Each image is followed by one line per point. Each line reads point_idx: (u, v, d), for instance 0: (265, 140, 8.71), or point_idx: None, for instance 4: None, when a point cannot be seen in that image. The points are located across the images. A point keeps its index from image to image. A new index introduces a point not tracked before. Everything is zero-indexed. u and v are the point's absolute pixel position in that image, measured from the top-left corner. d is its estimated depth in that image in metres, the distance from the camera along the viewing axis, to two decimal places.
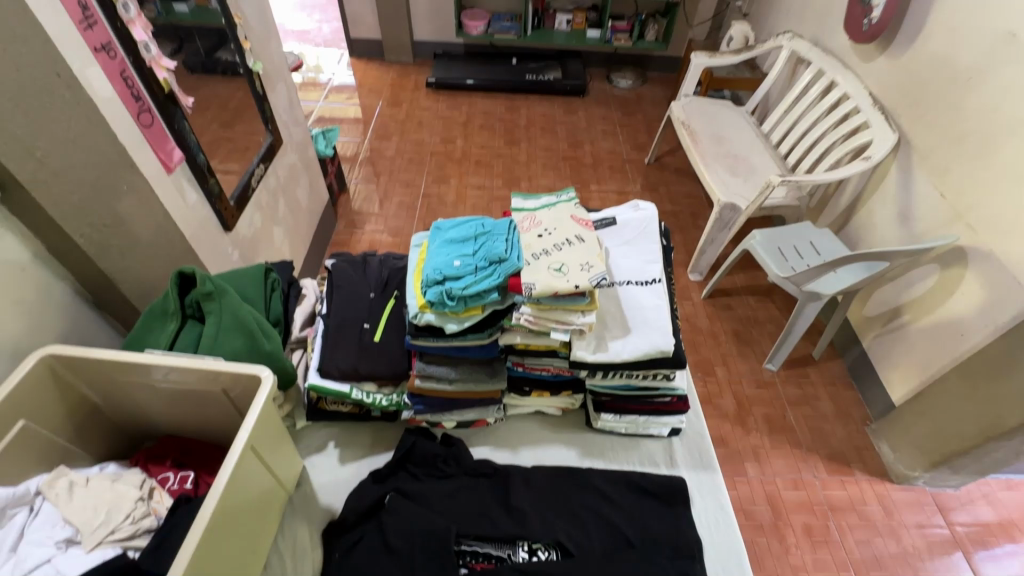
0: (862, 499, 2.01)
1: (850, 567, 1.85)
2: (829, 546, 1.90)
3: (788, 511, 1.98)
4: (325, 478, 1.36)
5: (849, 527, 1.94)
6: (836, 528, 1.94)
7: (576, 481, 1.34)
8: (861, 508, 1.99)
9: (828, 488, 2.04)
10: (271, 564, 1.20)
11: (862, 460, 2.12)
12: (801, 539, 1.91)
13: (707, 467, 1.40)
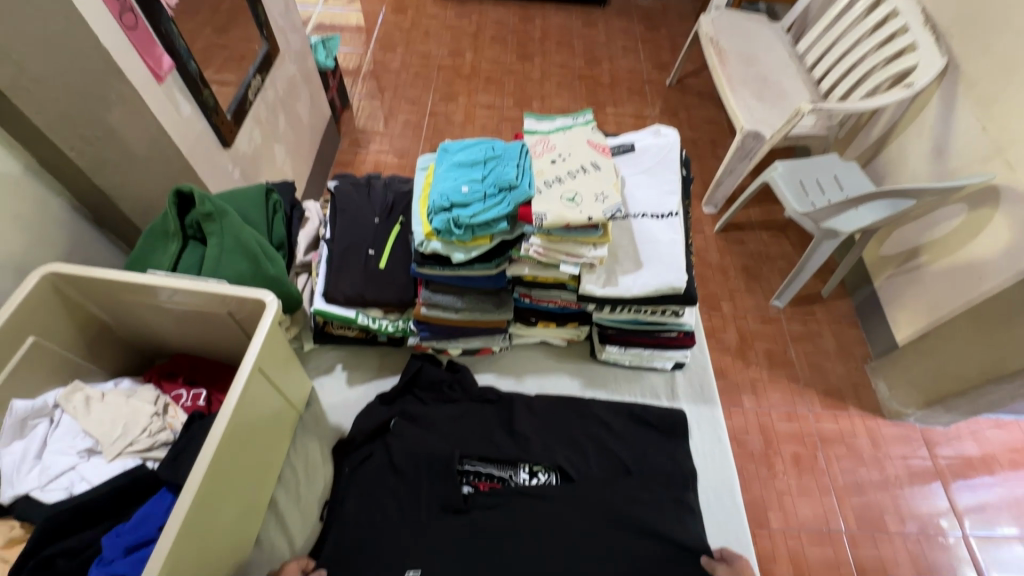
0: (852, 432, 2.08)
1: (832, 493, 1.95)
2: (814, 474, 1.99)
3: (779, 441, 2.05)
4: (335, 398, 1.40)
5: (836, 457, 2.03)
6: (824, 459, 2.02)
7: (578, 410, 1.38)
8: (850, 441, 2.06)
9: (820, 421, 2.10)
10: (285, 475, 1.27)
11: (857, 396, 2.16)
12: (788, 466, 2.00)
13: (707, 400, 1.42)
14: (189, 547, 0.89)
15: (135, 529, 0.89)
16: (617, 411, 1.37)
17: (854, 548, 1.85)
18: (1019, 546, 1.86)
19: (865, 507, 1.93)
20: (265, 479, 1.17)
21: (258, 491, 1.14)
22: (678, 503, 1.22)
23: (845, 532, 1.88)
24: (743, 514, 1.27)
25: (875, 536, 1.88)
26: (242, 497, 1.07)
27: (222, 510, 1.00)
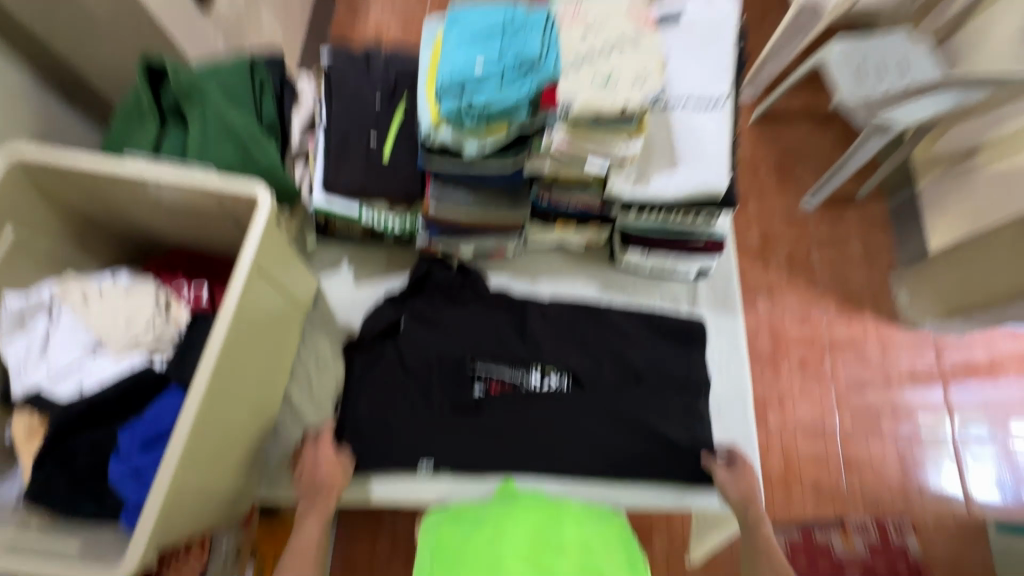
0: (864, 338, 2.06)
1: (832, 394, 1.99)
2: (819, 378, 2.01)
3: (788, 346, 2.05)
4: (342, 297, 1.34)
5: (842, 361, 2.03)
6: (831, 364, 2.03)
7: (593, 316, 1.32)
8: (860, 346, 2.05)
9: (833, 326, 2.07)
10: (297, 371, 1.27)
11: (875, 302, 2.10)
12: (793, 368, 2.02)
13: (729, 309, 1.36)
14: (201, 446, 0.89)
15: (154, 421, 0.90)
16: (635, 317, 1.32)
17: (846, 446, 1.94)
18: (992, 449, 1.93)
19: (863, 410, 1.98)
20: (275, 375, 1.16)
21: (269, 387, 1.14)
22: (688, 410, 1.23)
23: (839, 431, 1.96)
24: (753, 422, 1.27)
25: (868, 436, 1.96)
26: (253, 394, 1.07)
27: (232, 408, 0.99)
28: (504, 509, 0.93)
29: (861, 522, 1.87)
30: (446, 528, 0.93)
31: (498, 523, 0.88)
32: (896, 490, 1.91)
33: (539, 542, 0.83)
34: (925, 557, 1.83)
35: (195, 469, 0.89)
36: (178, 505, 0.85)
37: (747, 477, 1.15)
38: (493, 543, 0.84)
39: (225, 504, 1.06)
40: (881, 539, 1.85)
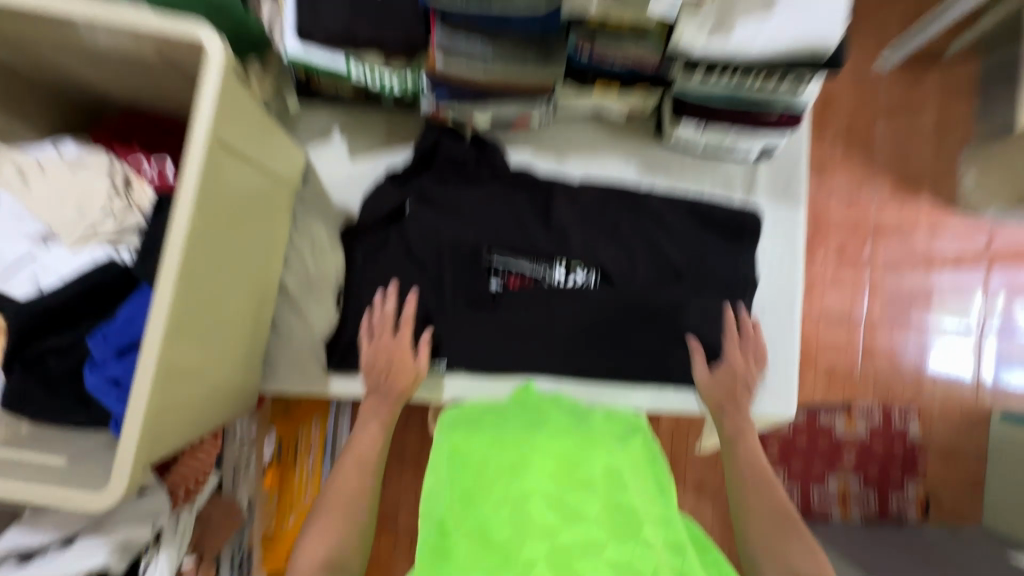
0: (914, 224, 1.85)
1: (866, 284, 1.85)
2: (855, 268, 1.86)
3: (829, 232, 1.86)
4: (334, 171, 1.13)
5: (884, 247, 1.86)
6: (871, 253, 1.85)
7: (630, 203, 1.13)
8: (907, 232, 1.86)
9: (882, 210, 1.85)
10: (290, 260, 1.11)
11: (936, 183, 1.86)
12: (829, 256, 1.85)
13: (791, 198, 1.15)
14: (181, 358, 0.77)
15: (129, 327, 0.77)
16: (677, 205, 1.13)
17: (867, 336, 1.86)
18: (994, 339, 1.86)
19: (894, 301, 1.86)
20: (264, 267, 1.01)
21: (258, 280, 1.00)
22: (728, 313, 1.10)
23: (863, 322, 1.86)
24: (799, 325, 1.14)
25: (894, 327, 1.86)
26: (238, 292, 0.93)
27: (214, 311, 0.85)
28: (526, 440, 0.87)
29: (867, 408, 1.86)
30: (464, 453, 0.87)
31: (520, 455, 0.83)
32: (909, 380, 1.87)
33: (564, 476, 0.78)
34: (922, 440, 1.86)
35: (178, 382, 0.77)
36: (164, 423, 0.75)
37: (723, 374, 1.09)
38: (515, 476, 0.79)
39: (230, 404, 0.99)
40: (882, 422, 1.86)
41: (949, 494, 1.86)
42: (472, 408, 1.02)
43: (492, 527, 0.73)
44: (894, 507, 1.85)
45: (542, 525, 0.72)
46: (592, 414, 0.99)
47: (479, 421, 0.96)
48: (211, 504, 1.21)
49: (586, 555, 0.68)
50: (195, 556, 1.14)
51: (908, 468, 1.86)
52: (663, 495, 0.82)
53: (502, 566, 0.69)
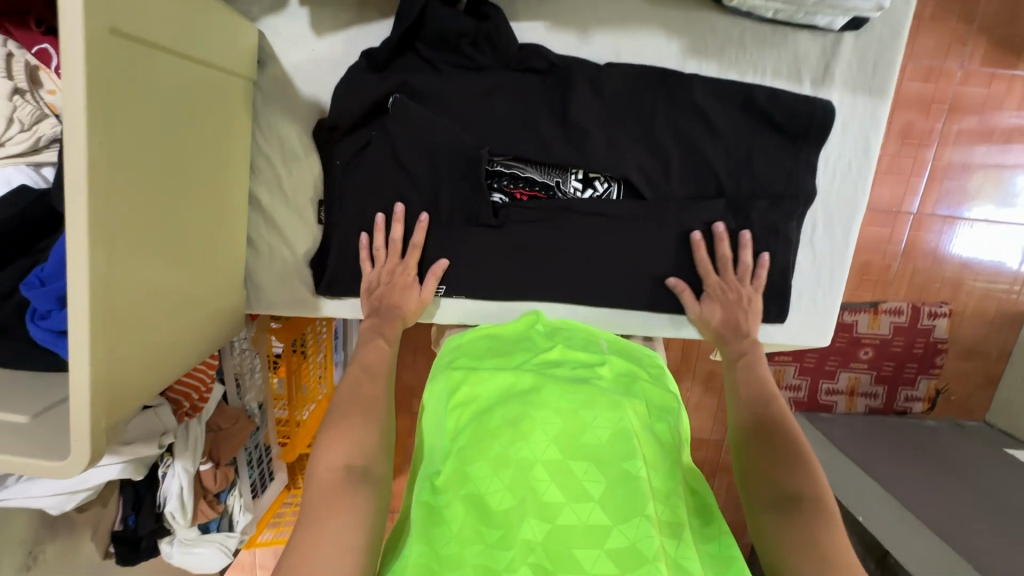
0: (1001, 103, 1.53)
1: (924, 171, 1.58)
2: (918, 152, 1.57)
3: (895, 108, 1.56)
4: (296, 51, 0.89)
5: (958, 128, 1.56)
6: (941, 134, 1.56)
7: (667, 95, 0.90)
8: (990, 113, 1.54)
9: (966, 84, 1.53)
10: (258, 167, 0.94)
11: None
12: (889, 139, 1.57)
13: (876, 88, 0.89)
14: (133, 322, 0.68)
15: (62, 272, 0.66)
16: (725, 100, 0.90)
17: (915, 228, 1.62)
18: None
19: (954, 188, 1.59)
20: (225, 186, 0.86)
21: (221, 203, 0.86)
22: (769, 232, 0.94)
23: (913, 214, 1.61)
24: (854, 247, 0.97)
25: (948, 219, 1.61)
26: (199, 234, 0.81)
27: (165, 253, 0.73)
28: (528, 394, 0.82)
29: (896, 305, 1.66)
30: (462, 407, 0.85)
31: (521, 413, 0.78)
32: (949, 275, 1.65)
33: (567, 445, 0.75)
34: (948, 339, 1.68)
35: (139, 340, 0.70)
36: (127, 383, 0.68)
37: (713, 311, 0.94)
38: (514, 440, 0.75)
39: (218, 338, 0.91)
40: (909, 320, 1.67)
41: (962, 392, 1.72)
42: (475, 339, 0.97)
43: (489, 497, 0.73)
44: (900, 403, 1.72)
45: (542, 502, 0.71)
46: (605, 353, 0.93)
47: (479, 362, 0.90)
48: (219, 413, 1.21)
49: (586, 536, 0.68)
50: (211, 464, 1.18)
51: (924, 366, 1.69)
52: (669, 454, 0.81)
53: (497, 538, 0.70)
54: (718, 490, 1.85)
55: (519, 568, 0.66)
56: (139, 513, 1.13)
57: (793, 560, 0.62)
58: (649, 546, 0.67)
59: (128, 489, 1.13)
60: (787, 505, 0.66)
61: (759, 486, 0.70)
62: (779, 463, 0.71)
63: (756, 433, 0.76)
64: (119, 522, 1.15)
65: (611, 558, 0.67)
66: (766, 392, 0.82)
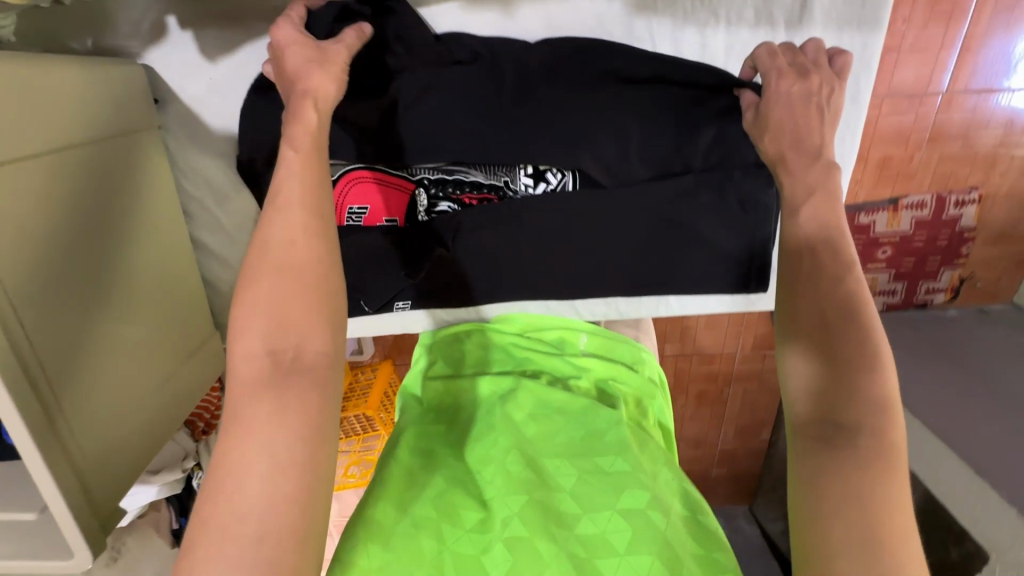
0: None
1: (955, 44, 1.27)
2: (949, 20, 1.25)
3: None
4: (193, 85, 0.80)
5: None
6: None
7: (615, 68, 0.78)
8: None
9: None
10: (194, 211, 0.90)
11: None
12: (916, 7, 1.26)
13: (866, 23, 0.74)
14: (91, 393, 0.69)
15: None
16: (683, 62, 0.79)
17: (943, 109, 1.33)
18: None
19: (992, 55, 1.28)
20: (162, 244, 0.83)
21: (161, 249, 0.82)
22: (747, 205, 0.86)
23: (942, 93, 1.32)
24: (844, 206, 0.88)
25: (984, 92, 1.32)
26: (146, 285, 0.79)
27: (106, 326, 0.71)
28: (503, 397, 0.84)
29: (919, 199, 1.42)
30: (443, 408, 0.85)
31: (500, 418, 0.80)
32: (982, 154, 1.38)
33: (541, 444, 0.78)
34: (976, 227, 1.46)
35: (95, 398, 0.70)
36: (101, 468, 0.70)
37: (777, 109, 0.69)
38: (487, 438, 0.78)
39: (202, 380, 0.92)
40: (932, 212, 1.44)
41: (990, 277, 1.51)
42: (445, 340, 0.96)
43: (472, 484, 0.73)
44: (920, 296, 1.52)
45: (515, 482, 0.72)
46: (586, 364, 0.90)
47: (458, 365, 0.91)
48: None
49: (559, 518, 0.69)
50: None
51: (947, 258, 1.48)
52: (646, 437, 0.81)
53: (477, 521, 0.68)
54: (735, 396, 1.80)
55: (493, 549, 0.65)
56: (189, 516, 1.27)
57: (826, 478, 0.48)
58: (621, 538, 0.66)
59: (173, 496, 1.24)
60: (841, 425, 0.50)
61: (816, 398, 0.53)
62: (845, 353, 0.53)
63: (810, 326, 0.56)
64: (174, 521, 1.29)
65: (582, 543, 0.66)
66: (830, 266, 0.58)
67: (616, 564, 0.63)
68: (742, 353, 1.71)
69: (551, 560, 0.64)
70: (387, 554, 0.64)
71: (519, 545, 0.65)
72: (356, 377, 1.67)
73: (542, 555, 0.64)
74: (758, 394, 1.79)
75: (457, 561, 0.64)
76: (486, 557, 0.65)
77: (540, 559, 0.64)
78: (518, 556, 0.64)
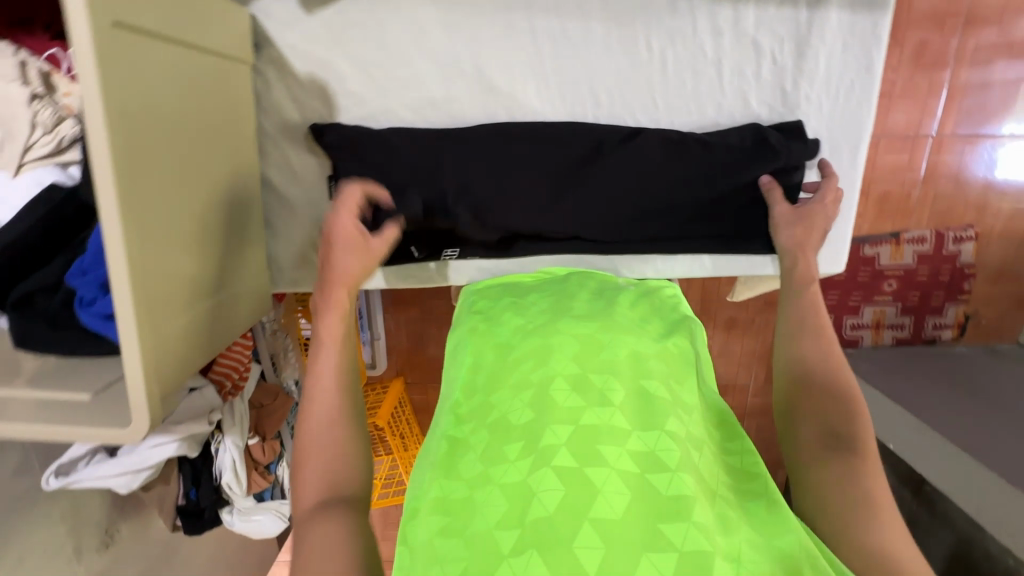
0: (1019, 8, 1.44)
1: (942, 93, 1.51)
2: (932, 73, 1.50)
3: (905, 27, 1.46)
4: (288, 34, 0.91)
5: (975, 43, 1.48)
6: (957, 52, 1.48)
7: (662, 35, 0.90)
8: (1008, 20, 1.46)
9: None
10: (268, 149, 0.97)
11: None
12: (904, 61, 1.49)
13: (874, 5, 0.87)
14: (159, 278, 0.70)
15: (100, 261, 0.72)
16: (718, 34, 0.89)
17: (935, 151, 1.55)
18: None
19: (972, 107, 1.52)
20: (237, 173, 0.89)
21: (215, 156, 0.83)
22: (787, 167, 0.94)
23: (933, 136, 1.54)
24: (862, 170, 0.96)
25: (970, 139, 1.55)
26: (197, 178, 0.79)
27: (188, 247, 0.77)
28: (540, 328, 0.80)
29: (919, 234, 1.62)
30: (482, 339, 0.83)
31: (537, 346, 0.76)
32: (973, 197, 1.60)
33: (585, 360, 0.72)
34: (975, 263, 1.65)
35: (153, 282, 0.69)
36: (165, 345, 0.72)
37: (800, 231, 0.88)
38: (532, 365, 0.73)
39: (240, 311, 0.93)
40: (933, 247, 1.63)
41: (993, 316, 1.70)
42: (488, 290, 0.97)
43: (511, 414, 0.68)
44: (928, 332, 1.70)
45: (561, 409, 0.65)
46: (620, 291, 0.91)
47: (497, 305, 0.91)
48: (258, 390, 1.29)
49: (610, 431, 0.63)
50: (258, 438, 1.26)
51: (951, 293, 1.67)
52: (687, 376, 0.76)
53: (519, 451, 0.63)
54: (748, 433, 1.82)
55: (540, 469, 0.60)
56: (199, 486, 1.22)
57: (845, 481, 0.61)
58: (670, 455, 0.61)
59: (187, 464, 1.21)
60: (817, 457, 0.65)
61: (807, 426, 0.68)
62: (829, 391, 0.69)
63: (811, 372, 0.72)
64: (181, 497, 1.23)
65: (633, 458, 0.61)
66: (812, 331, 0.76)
67: (669, 479, 0.59)
68: (755, 386, 1.76)
69: (602, 477, 0.59)
70: (444, 519, 0.61)
71: (570, 474, 0.59)
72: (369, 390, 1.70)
73: (595, 477, 0.58)
74: (771, 431, 1.83)
75: (506, 497, 0.60)
76: (533, 479, 0.60)
77: (592, 476, 0.59)
78: (570, 485, 0.58)
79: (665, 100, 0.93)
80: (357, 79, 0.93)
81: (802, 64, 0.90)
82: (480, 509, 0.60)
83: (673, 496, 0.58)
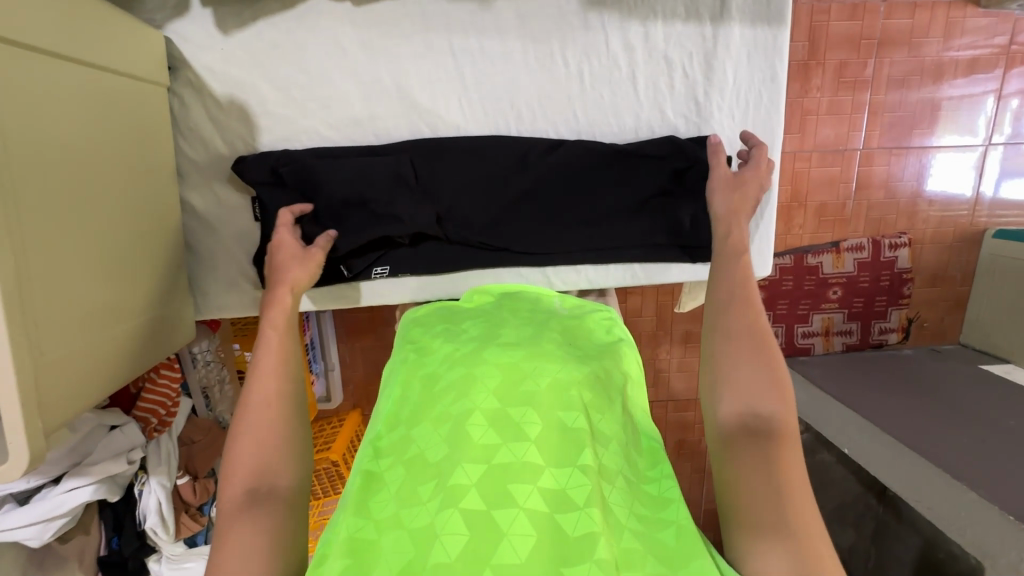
0: (926, 29, 1.55)
1: (865, 110, 1.60)
2: (854, 90, 1.59)
3: (826, 48, 1.55)
4: (204, 55, 0.90)
5: (890, 63, 1.57)
6: (874, 71, 1.57)
7: (578, 50, 0.93)
8: (918, 40, 1.56)
9: (891, 15, 1.54)
10: (189, 176, 0.95)
11: None
12: (828, 80, 1.57)
13: (773, 21, 0.92)
14: (37, 313, 0.65)
15: None
16: (630, 49, 0.93)
17: (864, 163, 1.64)
18: (991, 153, 1.64)
19: (893, 121, 1.61)
20: (145, 203, 0.85)
21: (113, 189, 0.78)
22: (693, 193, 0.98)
23: (861, 149, 1.63)
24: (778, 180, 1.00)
25: (895, 151, 1.63)
26: (91, 215, 0.74)
27: (80, 282, 0.72)
28: (467, 355, 0.73)
29: (857, 243, 1.68)
30: (412, 365, 0.77)
31: (460, 377, 0.69)
32: (903, 205, 1.68)
33: (506, 394, 0.66)
34: (912, 268, 1.70)
35: (27, 317, 0.63)
36: (48, 376, 0.66)
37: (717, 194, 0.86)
38: (453, 400, 0.66)
39: (143, 355, 0.86)
40: (872, 254, 1.68)
41: (934, 318, 1.77)
42: (423, 314, 0.91)
43: (427, 452, 0.63)
44: (875, 336, 1.74)
45: (476, 447, 0.60)
46: (553, 313, 0.85)
47: (430, 330, 0.84)
48: (190, 426, 1.22)
49: (521, 470, 0.58)
50: (189, 477, 1.19)
51: (894, 297, 1.71)
52: (613, 402, 0.70)
53: (432, 490, 0.59)
54: None
55: (447, 510, 0.55)
56: (123, 534, 1.14)
57: (759, 477, 0.59)
58: (581, 492, 0.57)
59: (109, 510, 1.13)
60: (732, 445, 0.61)
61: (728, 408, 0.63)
62: (747, 362, 0.65)
63: (736, 342, 0.66)
64: (103, 547, 1.14)
65: (543, 496, 0.57)
66: (740, 302, 0.70)
67: (578, 519, 0.55)
68: None
69: (508, 518, 0.55)
70: (347, 560, 0.55)
71: (476, 517, 0.55)
72: (320, 425, 1.63)
73: (501, 520, 0.55)
74: None
75: (413, 540, 0.55)
76: (438, 520, 0.55)
77: (498, 516, 0.55)
78: (476, 529, 0.54)
79: (585, 113, 0.96)
80: (279, 99, 0.93)
81: (712, 76, 0.94)
82: (386, 553, 0.55)
83: (579, 537, 0.54)
